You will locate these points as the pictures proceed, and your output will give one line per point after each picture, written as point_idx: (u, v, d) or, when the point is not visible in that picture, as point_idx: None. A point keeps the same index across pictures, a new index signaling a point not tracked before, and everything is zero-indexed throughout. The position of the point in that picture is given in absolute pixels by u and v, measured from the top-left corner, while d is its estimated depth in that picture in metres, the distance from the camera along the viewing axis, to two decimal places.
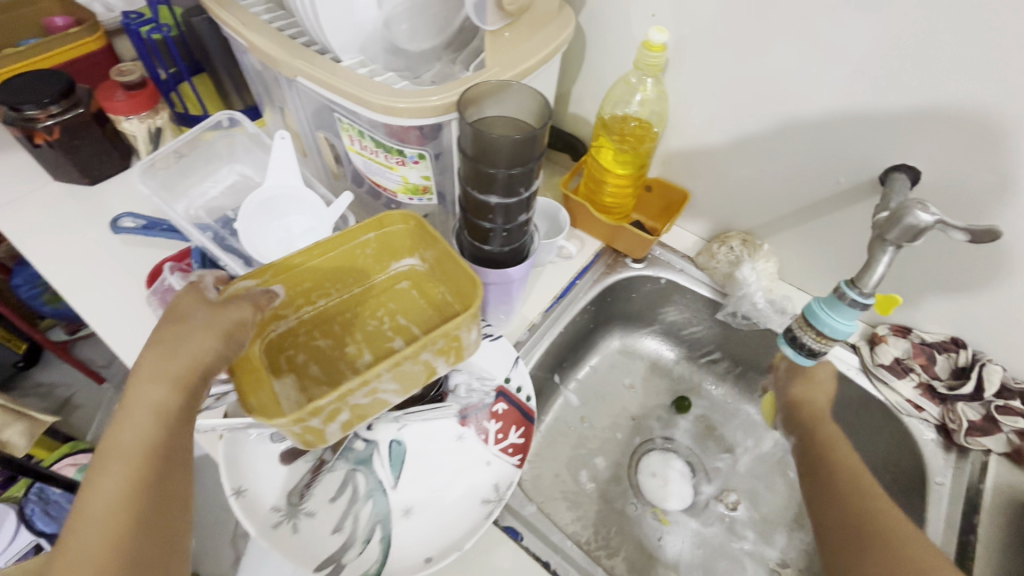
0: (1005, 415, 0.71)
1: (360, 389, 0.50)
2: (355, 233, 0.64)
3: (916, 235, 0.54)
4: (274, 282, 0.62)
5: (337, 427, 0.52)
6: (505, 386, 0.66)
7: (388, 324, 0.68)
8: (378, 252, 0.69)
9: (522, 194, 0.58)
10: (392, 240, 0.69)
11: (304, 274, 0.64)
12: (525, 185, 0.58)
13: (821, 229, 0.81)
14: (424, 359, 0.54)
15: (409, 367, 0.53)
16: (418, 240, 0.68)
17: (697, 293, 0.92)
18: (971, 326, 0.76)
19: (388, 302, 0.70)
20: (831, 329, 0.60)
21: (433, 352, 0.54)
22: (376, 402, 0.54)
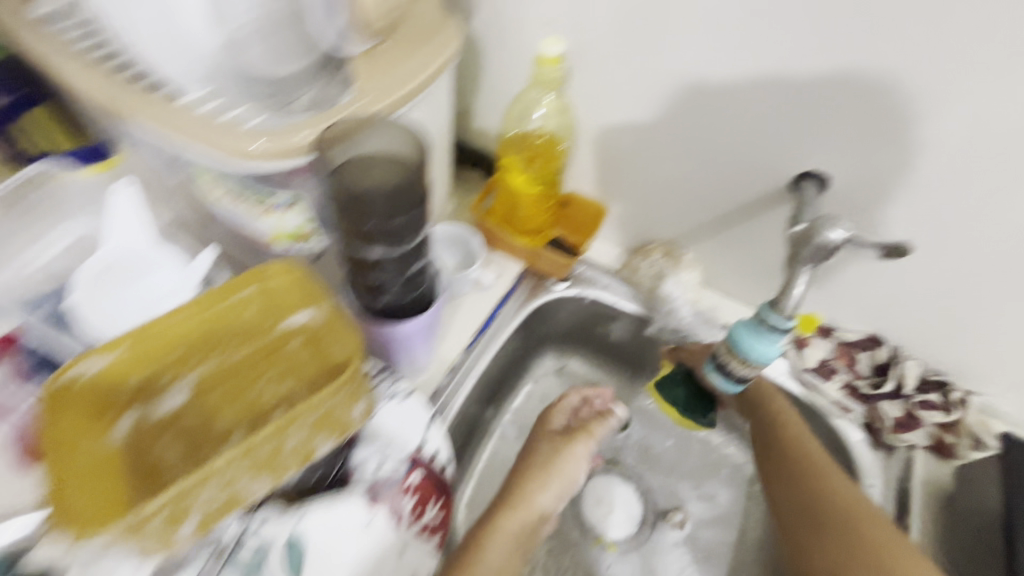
0: (924, 410, 0.73)
1: (201, 484, 0.44)
2: (230, 292, 0.56)
3: (828, 254, 0.53)
4: (129, 351, 0.53)
5: (186, 529, 0.45)
6: (418, 453, 0.59)
7: (273, 392, 0.56)
8: (265, 310, 0.58)
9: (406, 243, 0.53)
10: (278, 295, 0.58)
11: (171, 340, 0.55)
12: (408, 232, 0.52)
13: (740, 237, 0.79)
14: (293, 442, 0.48)
15: (271, 455, 0.47)
16: (307, 293, 0.58)
17: (625, 309, 0.88)
18: (888, 323, 0.76)
19: (275, 364, 0.58)
20: (757, 355, 0.57)
21: (302, 432, 0.48)
22: (238, 495, 0.47)
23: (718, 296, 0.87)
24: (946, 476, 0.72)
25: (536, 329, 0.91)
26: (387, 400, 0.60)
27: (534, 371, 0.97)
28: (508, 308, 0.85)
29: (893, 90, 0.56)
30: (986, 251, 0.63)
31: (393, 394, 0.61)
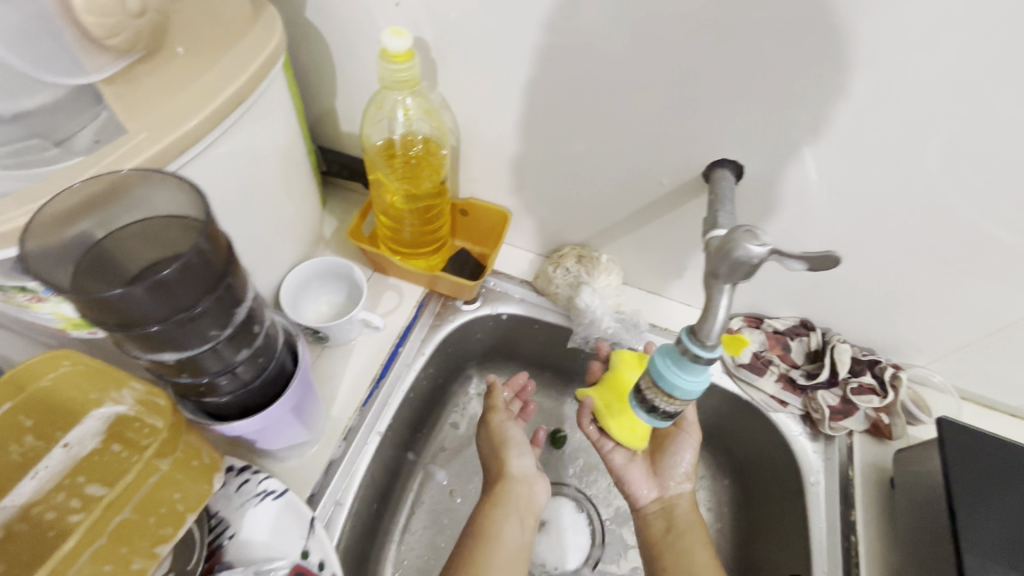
0: (860, 395, 0.69)
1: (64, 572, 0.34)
2: (58, 385, 0.48)
3: (751, 270, 0.44)
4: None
5: None
6: (303, 563, 0.48)
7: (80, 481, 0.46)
8: (70, 389, 0.48)
9: (241, 312, 0.39)
10: (61, 389, 0.48)
11: (49, 407, 0.48)
12: (237, 302, 0.39)
13: (659, 233, 0.71)
14: (150, 509, 0.39)
15: (133, 527, 0.38)
16: (91, 381, 0.49)
17: (545, 321, 0.79)
18: (815, 304, 0.72)
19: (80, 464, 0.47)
20: (681, 391, 0.49)
21: (163, 506, 0.40)
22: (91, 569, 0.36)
23: (644, 294, 0.79)
24: (887, 457, 0.69)
25: (449, 355, 0.80)
26: (258, 501, 0.50)
27: (458, 397, 0.86)
28: (412, 340, 0.73)
29: (795, 58, 0.49)
30: (904, 225, 0.59)
31: (265, 491, 0.51)
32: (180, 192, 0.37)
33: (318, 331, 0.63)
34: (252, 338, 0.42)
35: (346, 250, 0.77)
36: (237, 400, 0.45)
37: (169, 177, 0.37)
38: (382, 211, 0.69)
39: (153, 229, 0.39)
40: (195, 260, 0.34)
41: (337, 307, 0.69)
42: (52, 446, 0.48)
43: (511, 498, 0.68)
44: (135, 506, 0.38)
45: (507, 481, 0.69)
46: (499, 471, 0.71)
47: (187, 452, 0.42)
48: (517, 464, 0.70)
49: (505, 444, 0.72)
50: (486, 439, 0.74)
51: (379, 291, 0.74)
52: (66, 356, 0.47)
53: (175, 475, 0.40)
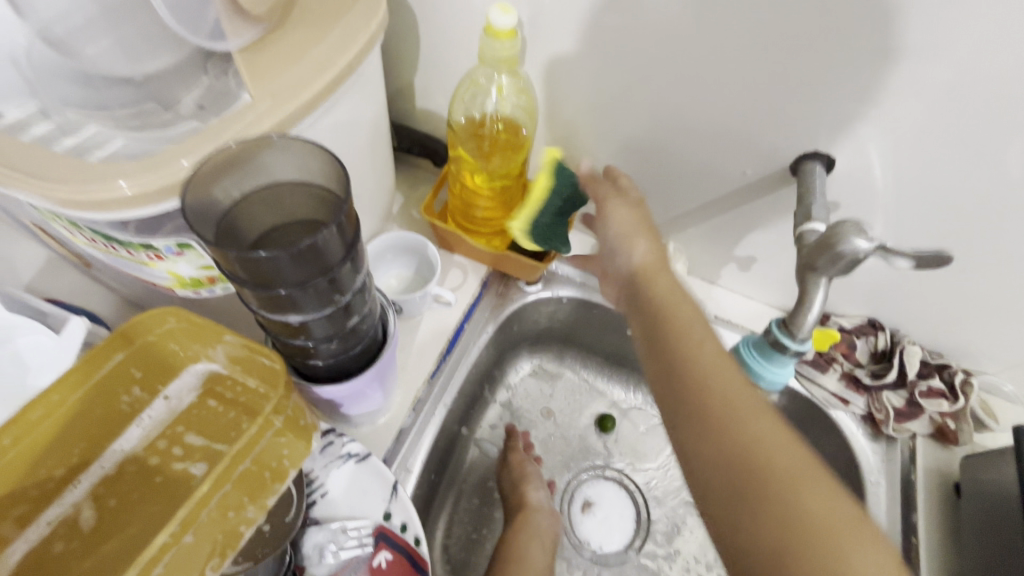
0: (928, 398, 0.68)
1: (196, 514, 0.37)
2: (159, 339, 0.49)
3: (852, 264, 0.44)
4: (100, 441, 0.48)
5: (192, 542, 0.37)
6: (385, 524, 0.50)
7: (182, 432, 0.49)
8: (170, 343, 0.50)
9: (356, 283, 0.41)
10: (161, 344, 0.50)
11: (151, 358, 0.50)
12: (355, 273, 0.40)
13: (731, 225, 0.70)
14: (264, 461, 0.41)
15: (250, 477, 0.40)
16: (188, 338, 0.50)
17: (604, 306, 0.79)
18: (887, 305, 0.70)
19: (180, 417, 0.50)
20: (766, 381, 0.49)
21: (274, 460, 0.42)
22: (216, 513, 0.38)
23: (706, 285, 0.79)
24: (951, 463, 0.68)
25: (507, 335, 0.81)
26: (343, 462, 0.53)
27: (510, 375, 0.87)
28: (477, 317, 0.75)
29: (908, 51, 0.48)
30: (999, 229, 0.57)
31: (348, 453, 0.53)
32: (316, 159, 0.39)
33: (392, 304, 0.65)
34: (361, 306, 0.43)
35: (413, 225, 0.78)
36: (334, 365, 0.47)
37: (303, 143, 0.39)
38: (458, 187, 0.70)
39: (279, 195, 0.41)
40: (334, 230, 0.35)
41: (407, 281, 0.70)
42: (154, 397, 0.50)
43: (536, 526, 0.72)
44: (252, 459, 0.41)
45: (530, 509, 0.73)
46: (520, 501, 0.74)
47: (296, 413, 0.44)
48: (534, 496, 0.74)
49: (527, 477, 0.76)
50: (510, 475, 0.77)
51: (445, 268, 0.75)
52: (173, 313, 0.47)
53: (285, 432, 0.43)
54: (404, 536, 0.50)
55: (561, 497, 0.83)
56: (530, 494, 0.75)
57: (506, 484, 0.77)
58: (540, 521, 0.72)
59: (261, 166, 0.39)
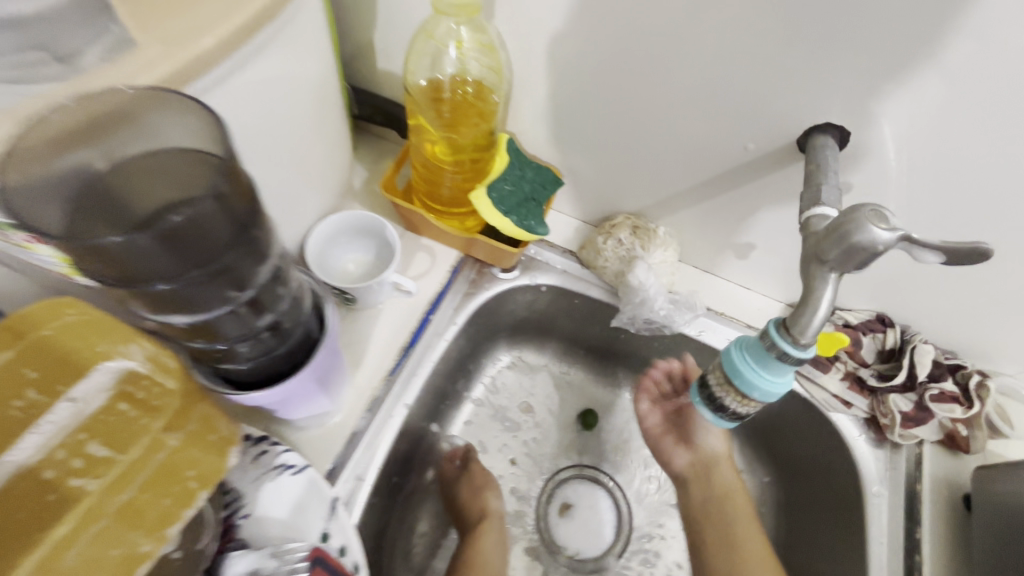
0: (939, 403, 0.61)
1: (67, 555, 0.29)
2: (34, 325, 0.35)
3: (868, 258, 0.37)
4: None
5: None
6: (322, 547, 0.44)
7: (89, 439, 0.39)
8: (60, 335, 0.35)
9: (264, 271, 0.33)
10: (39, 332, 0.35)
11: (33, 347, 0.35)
12: (261, 258, 0.33)
13: (729, 208, 0.62)
14: (159, 491, 0.35)
15: (141, 509, 0.34)
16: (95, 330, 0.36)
17: (587, 296, 0.72)
18: (898, 300, 0.63)
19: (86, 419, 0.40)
20: (761, 392, 0.43)
21: (173, 487, 0.36)
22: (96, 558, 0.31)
23: (700, 274, 0.72)
24: (960, 473, 0.62)
25: (480, 326, 0.74)
26: (277, 475, 0.47)
27: (485, 368, 0.81)
28: (445, 306, 0.67)
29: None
30: None
31: (285, 465, 0.47)
32: (198, 120, 0.32)
33: (344, 293, 0.58)
34: (278, 301, 0.36)
35: (376, 204, 0.70)
36: (257, 370, 0.40)
37: (183, 99, 0.32)
38: (421, 161, 0.62)
39: (168, 165, 0.32)
40: (211, 203, 0.28)
41: (365, 266, 0.63)
42: None
43: (495, 532, 0.68)
44: (140, 487, 0.33)
45: (490, 519, 0.68)
46: (478, 511, 0.69)
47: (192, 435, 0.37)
48: (492, 503, 0.70)
49: (487, 484, 0.71)
50: (467, 483, 0.71)
51: (410, 252, 0.68)
52: (72, 305, 0.36)
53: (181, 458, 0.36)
54: (341, 561, 0.44)
55: (536, 498, 0.77)
56: (490, 504, 0.70)
57: (462, 494, 0.71)
58: (499, 531, 0.68)
59: (133, 124, 0.32)
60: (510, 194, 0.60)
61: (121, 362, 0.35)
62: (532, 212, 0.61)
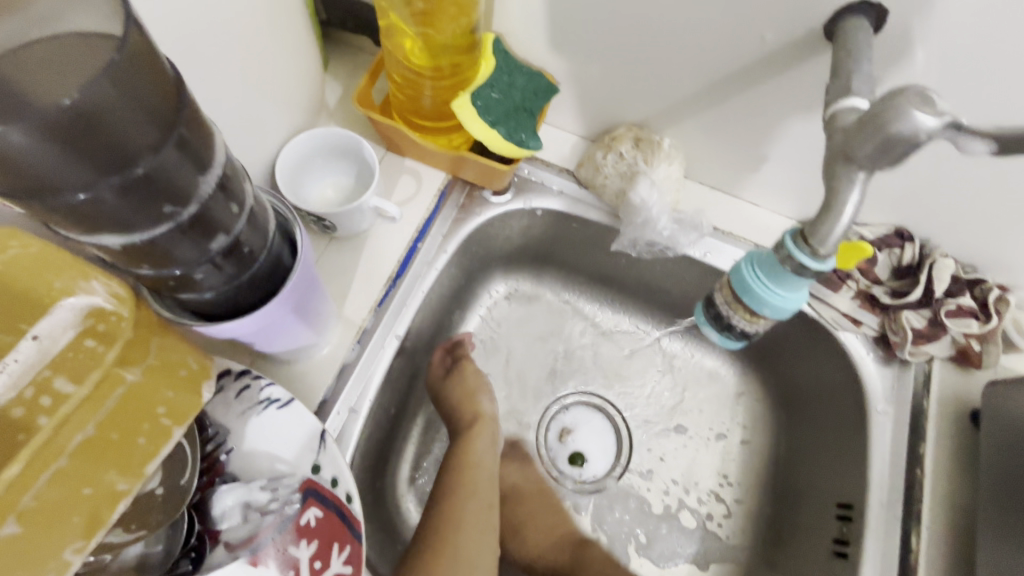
0: (955, 318, 0.58)
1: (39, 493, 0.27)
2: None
3: (906, 152, 0.32)
4: None
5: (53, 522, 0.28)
6: (314, 479, 0.43)
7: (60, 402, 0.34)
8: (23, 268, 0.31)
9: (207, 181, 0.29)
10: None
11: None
12: (201, 164, 0.28)
13: (741, 113, 0.56)
14: (132, 420, 0.32)
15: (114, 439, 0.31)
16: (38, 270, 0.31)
17: (584, 219, 0.67)
18: (919, 212, 0.58)
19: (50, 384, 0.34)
20: (772, 309, 0.39)
21: (148, 416, 0.33)
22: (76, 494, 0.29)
23: (706, 191, 0.67)
24: (970, 389, 0.61)
25: (472, 254, 0.70)
26: (263, 409, 0.45)
27: (481, 299, 0.78)
28: (433, 234, 0.63)
29: None
30: None
31: (269, 399, 0.45)
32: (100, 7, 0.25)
33: (322, 219, 0.53)
34: (233, 221, 0.32)
35: (354, 124, 0.64)
36: (225, 301, 0.37)
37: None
38: (396, 70, 0.55)
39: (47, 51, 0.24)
40: (112, 88, 0.23)
41: (345, 191, 0.59)
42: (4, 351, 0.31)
43: (489, 427, 0.66)
44: (104, 422, 0.31)
45: (484, 423, 0.66)
46: (471, 414, 0.66)
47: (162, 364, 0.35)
48: (484, 403, 0.67)
49: (477, 389, 0.67)
50: (455, 387, 0.67)
51: (394, 174, 0.63)
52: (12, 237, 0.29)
53: (153, 386, 0.33)
54: (335, 492, 0.43)
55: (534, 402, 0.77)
56: (482, 406, 0.67)
57: (453, 395, 0.67)
58: (490, 434, 0.65)
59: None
60: (498, 101, 0.54)
61: (86, 297, 0.32)
62: (522, 123, 0.56)
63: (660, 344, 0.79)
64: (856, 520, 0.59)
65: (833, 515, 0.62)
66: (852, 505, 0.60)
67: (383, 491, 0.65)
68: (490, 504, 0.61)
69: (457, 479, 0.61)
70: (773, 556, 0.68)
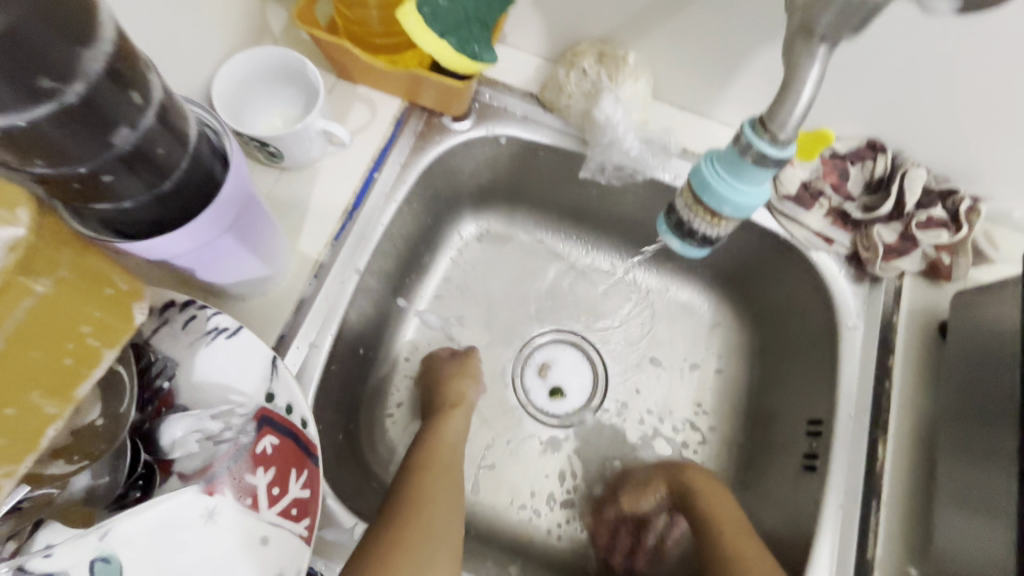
0: (925, 230, 0.58)
1: None
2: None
3: (867, 16, 0.30)
4: None
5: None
6: (268, 407, 0.42)
7: None
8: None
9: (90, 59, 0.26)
10: None
11: None
12: (80, 36, 0.25)
13: (706, 19, 0.53)
14: (45, 338, 0.29)
15: (26, 360, 0.29)
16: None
17: (551, 146, 0.65)
18: (891, 121, 0.56)
19: None
20: (732, 208, 0.38)
21: (64, 335, 0.30)
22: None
23: (675, 112, 0.64)
24: (939, 302, 0.60)
25: (435, 189, 0.67)
26: (210, 339, 0.43)
27: (450, 238, 0.76)
28: (390, 165, 0.60)
29: None
30: None
31: (216, 329, 0.43)
32: None
33: (265, 145, 0.50)
34: (137, 114, 0.29)
35: (300, 50, 0.60)
36: (149, 210, 0.34)
37: None
38: None
39: None
40: None
41: (293, 119, 0.54)
42: None
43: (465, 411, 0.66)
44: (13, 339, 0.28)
45: (463, 407, 0.66)
46: (456, 394, 0.67)
47: (78, 281, 0.31)
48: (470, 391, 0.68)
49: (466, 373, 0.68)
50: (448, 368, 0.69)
51: (346, 102, 0.59)
52: None
53: (67, 301, 0.30)
54: (289, 419, 0.42)
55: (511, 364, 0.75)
56: (468, 390, 0.67)
57: (443, 373, 0.68)
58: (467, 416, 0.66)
59: None
60: (447, 8, 0.49)
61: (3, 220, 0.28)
62: (476, 35, 0.52)
63: (634, 278, 0.78)
64: (826, 436, 0.59)
65: (804, 433, 0.63)
66: (822, 422, 0.61)
67: (356, 432, 0.64)
68: (457, 474, 0.60)
69: (427, 454, 0.60)
70: (746, 478, 0.69)
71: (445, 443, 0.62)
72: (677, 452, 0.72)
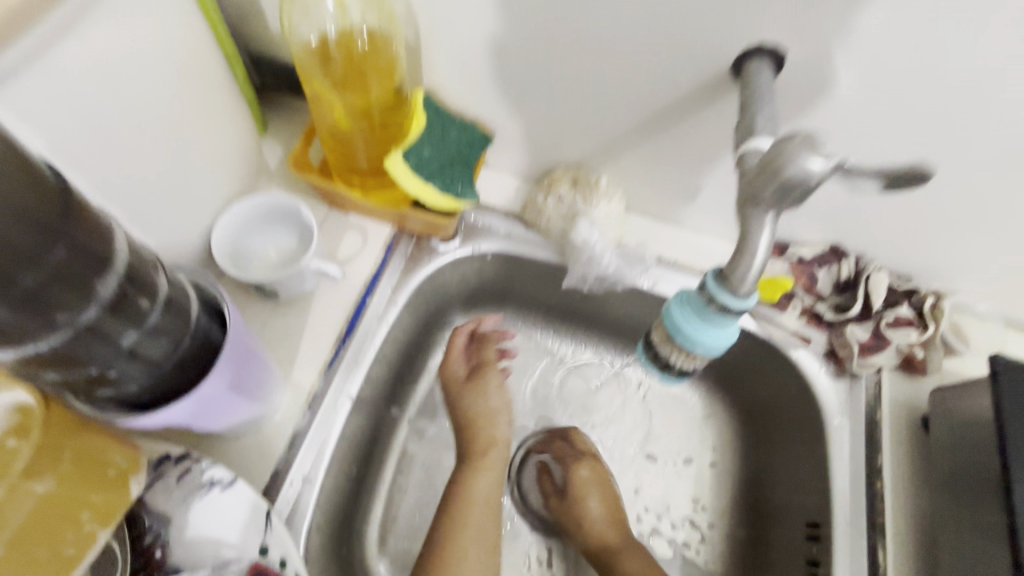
0: (894, 329, 0.61)
1: None
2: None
3: (805, 195, 0.33)
4: None
5: None
6: (262, 561, 0.42)
7: None
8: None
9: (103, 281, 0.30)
10: None
11: None
12: (95, 263, 0.29)
13: (668, 150, 0.58)
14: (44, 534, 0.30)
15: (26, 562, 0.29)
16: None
17: (535, 260, 0.68)
18: (848, 231, 0.61)
19: None
20: (703, 347, 0.40)
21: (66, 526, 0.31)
22: None
23: (648, 223, 0.68)
24: (918, 396, 0.62)
25: (426, 302, 0.70)
26: (204, 493, 0.43)
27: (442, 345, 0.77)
28: (382, 288, 0.63)
29: None
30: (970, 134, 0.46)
31: (211, 481, 0.43)
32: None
33: (262, 287, 0.53)
34: (143, 315, 0.33)
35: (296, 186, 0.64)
36: (151, 390, 0.36)
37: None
38: (329, 133, 0.56)
39: None
40: None
41: (288, 255, 0.58)
42: None
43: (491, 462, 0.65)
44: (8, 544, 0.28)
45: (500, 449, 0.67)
46: (488, 439, 0.67)
47: (78, 474, 0.32)
48: (499, 428, 0.68)
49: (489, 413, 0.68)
50: (475, 398, 0.68)
51: (339, 232, 0.63)
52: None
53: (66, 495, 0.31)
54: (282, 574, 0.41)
55: (511, 470, 0.75)
56: (501, 430, 0.68)
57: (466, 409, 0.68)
58: (500, 465, 0.66)
59: None
60: (430, 157, 0.56)
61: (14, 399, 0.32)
62: (458, 176, 0.58)
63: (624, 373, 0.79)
64: (825, 540, 0.59)
65: (804, 535, 0.62)
66: (819, 524, 0.60)
67: (350, 557, 0.63)
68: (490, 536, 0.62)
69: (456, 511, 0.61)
70: None
71: (476, 497, 0.62)
72: (678, 554, 0.71)
